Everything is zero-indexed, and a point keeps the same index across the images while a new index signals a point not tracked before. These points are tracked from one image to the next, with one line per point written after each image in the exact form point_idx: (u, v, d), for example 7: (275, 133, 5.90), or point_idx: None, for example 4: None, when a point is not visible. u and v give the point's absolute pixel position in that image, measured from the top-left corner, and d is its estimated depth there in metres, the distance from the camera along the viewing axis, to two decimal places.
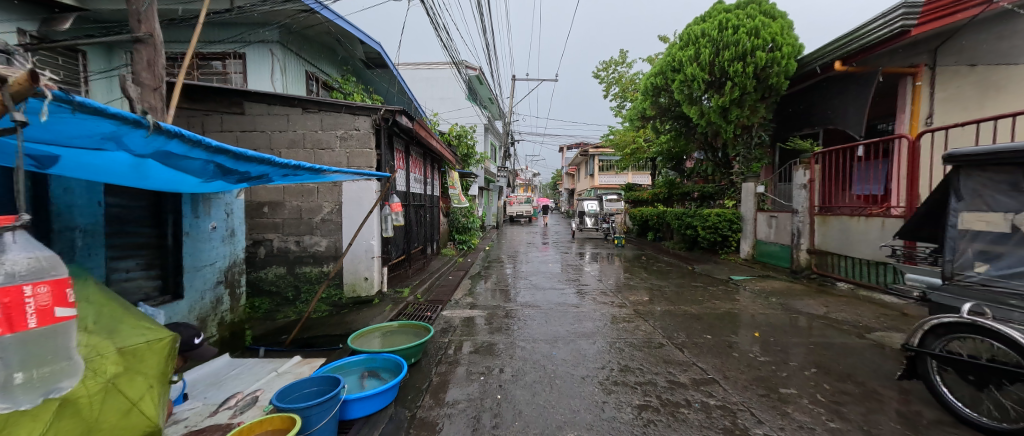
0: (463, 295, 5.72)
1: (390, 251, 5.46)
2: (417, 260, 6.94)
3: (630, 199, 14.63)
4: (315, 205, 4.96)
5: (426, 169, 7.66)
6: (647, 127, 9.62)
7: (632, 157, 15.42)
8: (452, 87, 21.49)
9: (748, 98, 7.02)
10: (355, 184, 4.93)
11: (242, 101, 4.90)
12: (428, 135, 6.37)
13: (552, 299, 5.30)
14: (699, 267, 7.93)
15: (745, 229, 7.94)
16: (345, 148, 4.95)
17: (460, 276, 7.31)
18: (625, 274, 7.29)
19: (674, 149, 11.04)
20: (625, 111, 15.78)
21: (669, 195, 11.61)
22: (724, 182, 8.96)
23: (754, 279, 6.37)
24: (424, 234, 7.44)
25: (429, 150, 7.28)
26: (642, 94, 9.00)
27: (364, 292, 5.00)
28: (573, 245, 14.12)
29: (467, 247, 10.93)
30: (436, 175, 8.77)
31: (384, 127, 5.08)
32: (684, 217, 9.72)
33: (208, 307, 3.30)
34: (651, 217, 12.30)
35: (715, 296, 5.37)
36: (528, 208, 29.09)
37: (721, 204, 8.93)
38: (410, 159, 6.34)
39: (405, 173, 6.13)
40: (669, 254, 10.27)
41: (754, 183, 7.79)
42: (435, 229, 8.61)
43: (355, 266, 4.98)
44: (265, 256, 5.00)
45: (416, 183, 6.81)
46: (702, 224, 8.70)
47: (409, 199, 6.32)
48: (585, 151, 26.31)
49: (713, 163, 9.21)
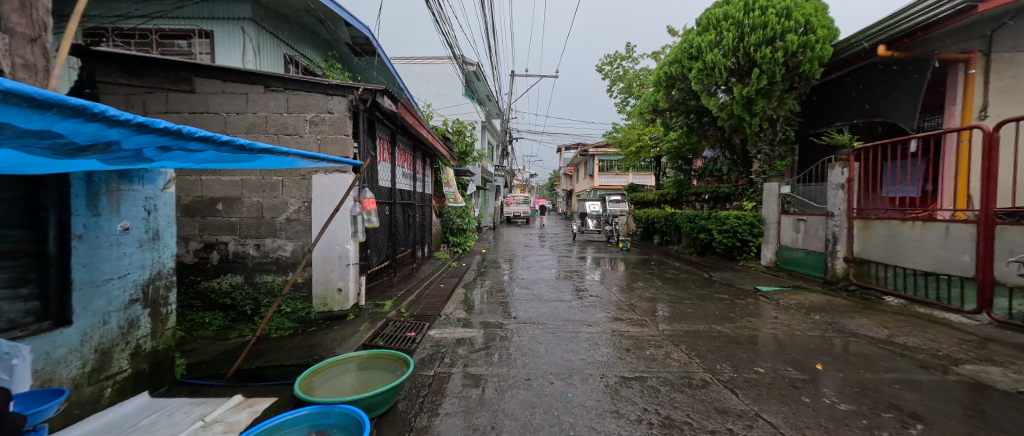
0: (455, 308, 4.94)
1: (371, 256, 4.67)
2: (404, 266, 6.14)
3: (634, 200, 13.93)
4: (279, 202, 4.17)
5: (417, 165, 6.87)
6: (658, 122, 8.90)
7: (637, 156, 14.71)
8: (448, 83, 20.75)
9: (775, 88, 6.31)
10: (328, 176, 4.14)
11: (191, 77, 4.11)
12: (419, 123, 5.58)
13: (559, 315, 4.53)
14: (716, 275, 7.19)
15: (768, 233, 7.22)
16: (315, 134, 4.16)
17: (453, 284, 6.52)
18: (636, 283, 6.55)
19: (685, 147, 10.32)
20: (630, 108, 15.08)
21: (678, 195, 10.90)
22: (742, 182, 8.24)
23: (784, 291, 5.62)
24: (414, 236, 6.65)
25: (420, 142, 6.49)
26: (654, 85, 8.27)
27: (337, 306, 4.20)
28: (574, 248, 13.39)
29: (462, 250, 10.14)
30: (427, 172, 7.98)
31: (364, 110, 4.29)
32: (697, 219, 8.97)
33: (114, 334, 2.51)
34: (658, 220, 11.56)
35: (746, 312, 4.64)
36: (525, 208, 28.36)
37: (739, 206, 8.22)
38: (396, 151, 5.54)
39: (390, 166, 5.33)
40: (680, 259, 9.57)
41: (778, 183, 7.09)
42: (425, 232, 7.80)
43: (326, 275, 4.18)
44: (217, 262, 4.20)
45: (404, 179, 6.01)
46: (719, 227, 7.95)
47: (395, 196, 5.53)
48: (584, 150, 25.62)
49: (729, 161, 8.50)
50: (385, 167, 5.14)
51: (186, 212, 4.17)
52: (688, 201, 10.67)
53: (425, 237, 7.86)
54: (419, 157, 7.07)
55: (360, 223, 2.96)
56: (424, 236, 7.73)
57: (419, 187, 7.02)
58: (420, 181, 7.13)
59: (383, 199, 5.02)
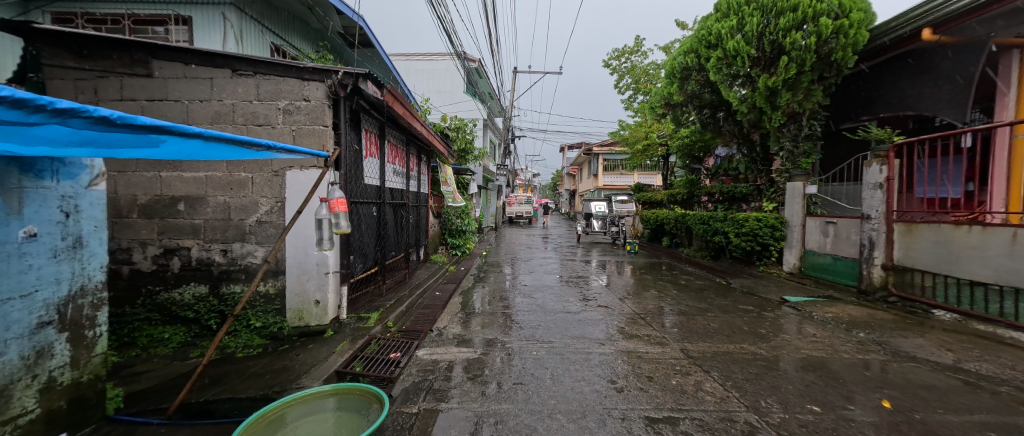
0: (450, 321, 4.42)
1: (356, 262, 4.15)
2: (395, 272, 5.62)
3: (641, 200, 13.38)
4: (248, 201, 3.66)
5: (411, 162, 6.35)
6: (670, 118, 8.36)
7: (644, 154, 14.16)
8: (449, 80, 20.26)
9: (804, 78, 5.76)
10: (304, 173, 3.63)
11: (149, 59, 3.61)
12: (412, 115, 5.06)
13: (567, 330, 4.00)
14: (734, 282, 6.62)
15: (791, 237, 6.66)
16: (290, 124, 3.66)
17: (450, 291, 6.00)
18: (650, 291, 6.00)
19: (697, 144, 9.75)
20: (636, 105, 14.53)
21: (689, 195, 10.35)
22: (761, 181, 7.67)
23: (817, 301, 5.07)
24: (408, 239, 6.14)
25: (415, 137, 5.97)
26: (666, 78, 7.73)
27: (314, 320, 3.68)
28: (578, 250, 12.84)
29: (461, 253, 9.61)
30: (423, 169, 7.47)
31: (346, 97, 3.78)
32: (711, 221, 8.39)
33: (13, 368, 1.98)
34: (667, 221, 10.98)
35: (780, 328, 4.09)
36: (528, 208, 27.84)
37: (757, 207, 7.67)
38: (386, 145, 5.01)
39: (379, 162, 4.82)
40: (692, 263, 9.02)
41: (803, 182, 6.53)
42: (421, 233, 7.29)
43: (302, 285, 3.66)
44: (178, 270, 3.70)
45: (396, 177, 5.50)
46: (736, 230, 7.37)
47: (385, 196, 5.02)
48: (588, 148, 25.07)
49: (747, 159, 7.94)
50: (373, 163, 4.63)
51: (143, 213, 3.66)
52: (700, 201, 10.10)
53: (422, 239, 7.36)
54: (413, 153, 6.56)
55: (328, 228, 2.45)
56: (420, 239, 7.23)
57: (413, 186, 6.51)
58: (414, 179, 6.62)
59: (371, 199, 4.51)
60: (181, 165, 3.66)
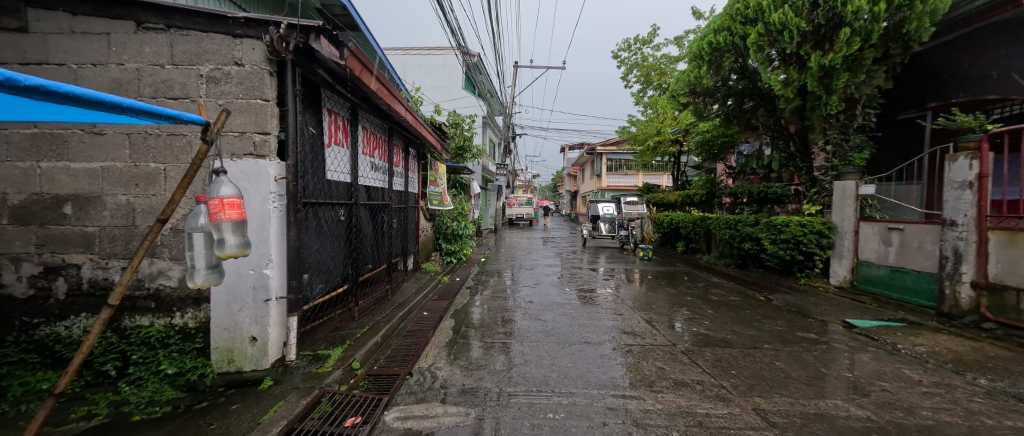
0: (437, 356, 3.44)
1: (313, 283, 3.17)
2: (374, 288, 4.64)
3: (652, 201, 12.45)
4: (160, 203, 2.70)
5: (395, 155, 5.36)
6: (693, 109, 7.43)
7: (655, 152, 13.23)
8: (447, 76, 19.32)
9: (868, 54, 4.86)
10: (236, 165, 2.67)
11: (22, 8, 2.63)
12: (394, 96, 4.06)
13: (591, 373, 3.04)
14: (776, 298, 5.62)
15: (842, 245, 5.69)
16: (216, 97, 2.68)
17: (441, 308, 5.02)
18: (680, 308, 5.03)
19: (720, 140, 8.79)
20: (646, 100, 13.59)
21: (709, 196, 9.41)
22: (800, 180, 6.70)
23: (895, 327, 4.09)
24: (391, 246, 5.15)
25: (399, 126, 4.97)
26: (692, 61, 6.78)
27: (248, 364, 2.70)
28: (584, 255, 11.89)
29: (456, 260, 8.65)
30: (411, 165, 6.48)
31: (295, 62, 2.78)
32: (738, 225, 7.41)
33: None
34: (682, 224, 10.02)
35: (867, 370, 3.13)
36: (528, 210, 26.92)
37: (794, 209, 6.72)
38: (359, 133, 4.02)
39: (350, 153, 3.81)
40: (715, 272, 8.05)
41: (856, 182, 5.57)
42: (410, 240, 6.33)
43: (232, 316, 2.69)
44: (65, 295, 2.72)
45: (374, 173, 4.52)
46: (773, 236, 6.38)
47: (359, 197, 4.04)
48: (591, 148, 24.17)
49: (782, 154, 6.97)
50: (341, 153, 3.63)
51: (16, 218, 2.68)
52: (722, 202, 9.13)
53: (410, 246, 6.39)
54: (398, 146, 5.56)
55: (207, 248, 1.90)
56: (409, 246, 6.27)
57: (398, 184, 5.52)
58: (399, 176, 5.63)
59: (338, 200, 3.53)
60: (69, 153, 2.67)
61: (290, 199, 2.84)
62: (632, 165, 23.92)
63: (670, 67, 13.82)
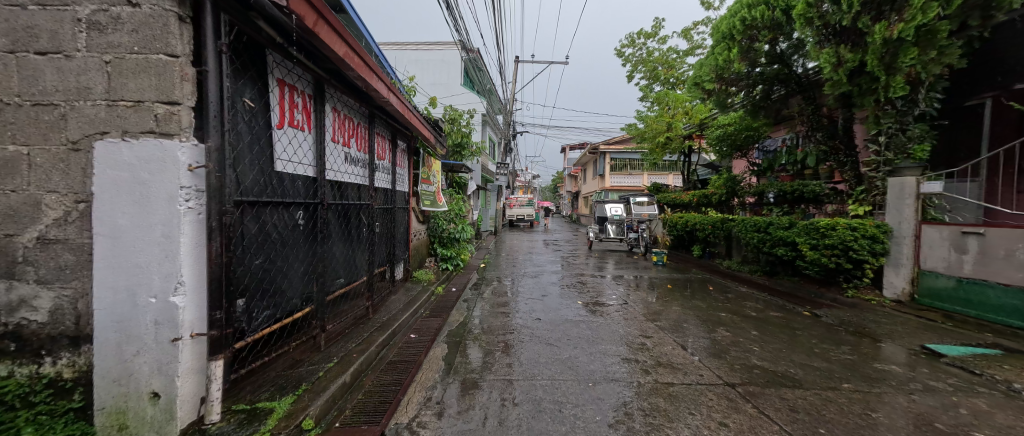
0: (422, 403, 2.62)
1: (255, 309, 2.34)
2: (350, 306, 3.83)
3: (663, 202, 11.68)
4: (23, 200, 1.89)
5: (379, 147, 4.51)
6: (719, 98, 6.66)
7: (665, 150, 12.47)
8: (445, 72, 18.54)
9: (940, 27, 4.14)
10: (130, 147, 1.87)
11: None
12: (373, 69, 3.21)
13: (630, 430, 2.26)
14: (824, 314, 4.81)
15: (901, 251, 4.87)
16: (101, 51, 1.89)
17: (432, 329, 4.21)
18: (718, 328, 4.22)
19: (743, 134, 7.98)
20: (655, 94, 12.83)
21: (729, 195, 8.64)
22: (843, 177, 5.90)
23: (996, 358, 3.28)
24: (374, 254, 4.32)
25: (383, 111, 4.12)
26: (720, 42, 6.03)
27: (149, 431, 1.91)
28: (591, 259, 11.08)
29: (453, 266, 7.84)
30: (400, 160, 5.64)
31: (219, 4, 1.97)
32: (768, 228, 6.59)
33: None
34: (698, 226, 9.19)
35: (998, 426, 2.34)
36: (528, 211, 26.12)
37: (836, 210, 5.93)
38: (329, 117, 3.20)
39: (315, 138, 2.97)
40: (740, 280, 7.24)
41: (918, 178, 4.77)
42: (398, 245, 5.51)
43: (124, 363, 1.89)
44: None
45: (352, 165, 3.68)
46: (813, 241, 5.57)
47: (327, 193, 3.20)
48: (594, 147, 23.41)
49: (820, 148, 6.17)
50: (302, 137, 2.79)
51: None
52: (746, 201, 8.30)
53: (399, 251, 5.59)
54: (384, 136, 4.72)
55: None
56: (397, 252, 5.46)
57: (382, 181, 4.68)
58: (385, 171, 4.79)
59: (295, 198, 2.71)
60: None
61: (215, 196, 2.03)
62: (637, 164, 23.14)
63: (679, 60, 13.04)
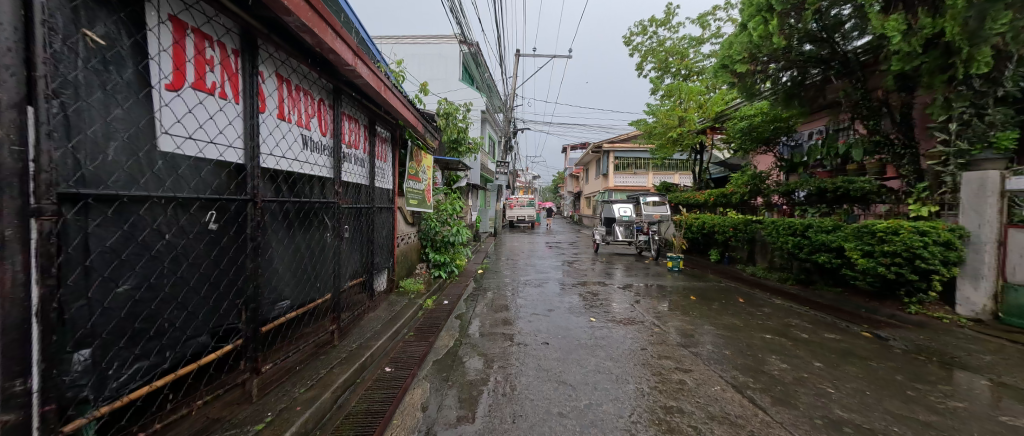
0: None
1: (116, 363, 1.51)
2: (307, 331, 3.01)
3: (675, 201, 10.89)
4: None
5: (352, 132, 3.68)
6: (750, 82, 5.82)
7: (675, 144, 11.78)
8: (444, 66, 17.65)
9: None
10: None
11: None
12: (324, 19, 2.38)
13: None
14: (892, 337, 3.98)
15: (982, 261, 4.05)
16: None
17: (414, 358, 3.39)
18: (768, 355, 3.40)
19: (770, 126, 7.15)
20: (665, 87, 12.07)
21: (751, 194, 7.86)
22: (898, 172, 5.08)
23: None
24: (344, 264, 3.50)
25: (352, 86, 3.29)
26: (754, 14, 5.17)
27: None
28: (597, 263, 10.27)
29: (447, 273, 7.05)
30: (382, 152, 4.81)
31: None
32: (806, 231, 5.76)
33: None
34: (717, 228, 8.36)
35: None
36: (529, 211, 25.34)
37: (888, 211, 5.14)
38: (268, 85, 2.38)
39: (243, 110, 2.14)
40: (772, 290, 6.43)
41: (1003, 172, 3.96)
42: (380, 251, 4.69)
43: None
44: None
45: (309, 152, 2.85)
46: (867, 247, 4.74)
47: (265, 186, 2.37)
48: (597, 146, 22.63)
49: (867, 139, 5.38)
50: (216, 107, 1.96)
51: None
52: (773, 201, 7.47)
53: (381, 257, 4.76)
54: (359, 121, 3.89)
55: None
56: (378, 258, 4.64)
57: (356, 175, 3.86)
58: (360, 162, 3.96)
59: (202, 193, 1.87)
60: None
61: (13, 186, 1.14)
62: (642, 163, 22.36)
63: (691, 50, 12.23)
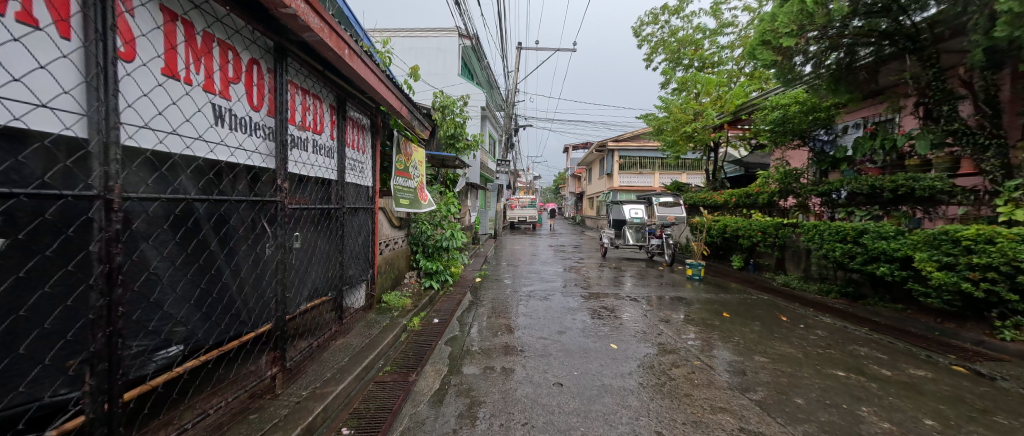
0: None
1: None
2: (229, 380, 2.18)
3: (689, 202, 10.08)
4: None
5: (308, 110, 2.83)
6: (789, 65, 5.01)
7: (689, 141, 10.96)
8: (442, 61, 16.80)
9: None
10: None
11: None
12: None
13: None
14: (998, 375, 3.15)
15: None
16: None
17: (390, 409, 2.57)
18: (855, 405, 2.57)
19: (807, 117, 6.29)
20: (678, 80, 11.31)
21: (780, 194, 7.05)
22: (979, 168, 4.28)
23: None
24: (296, 281, 2.67)
25: (303, 44, 2.43)
26: None
27: None
28: (606, 269, 9.45)
29: (440, 283, 6.22)
30: (357, 140, 3.95)
31: None
32: (860, 238, 4.92)
33: None
34: (741, 232, 7.50)
35: None
36: (531, 212, 24.55)
37: (966, 213, 4.32)
38: (145, 18, 1.53)
39: (82, 50, 1.30)
40: (812, 303, 5.60)
41: None
42: (354, 262, 3.85)
43: None
44: None
45: (231, 129, 2.01)
46: (947, 258, 3.91)
47: (134, 176, 1.53)
48: (602, 144, 21.81)
49: (936, 129, 4.57)
50: (9, 35, 1.12)
51: None
52: (809, 201, 6.62)
53: (356, 267, 3.93)
54: (322, 97, 3.03)
55: None
56: (351, 270, 3.81)
57: (318, 167, 3.01)
58: (324, 149, 3.11)
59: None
60: None
61: None
62: (648, 163, 21.51)
63: (707, 41, 11.46)
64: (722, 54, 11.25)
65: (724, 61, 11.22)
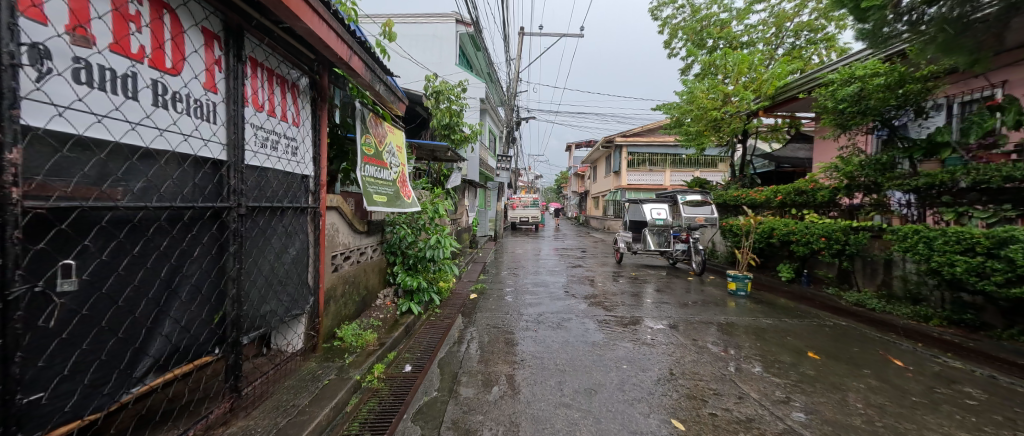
0: None
1: None
2: None
3: (718, 202, 8.76)
4: None
5: (134, 22, 1.45)
6: None
7: (716, 131, 9.63)
8: (437, 49, 15.42)
9: None
10: None
11: None
12: None
13: None
14: None
15: None
16: None
17: None
18: None
19: (893, 92, 4.86)
20: (703, 62, 9.93)
21: (845, 190, 5.71)
22: None
23: None
24: (80, 359, 1.29)
25: None
26: None
27: None
28: (624, 278, 8.11)
29: (425, 302, 4.91)
30: (286, 104, 2.55)
31: None
32: (1000, 249, 3.54)
33: None
34: (794, 237, 6.14)
35: None
36: (533, 212, 23.21)
37: None
38: None
39: None
40: (910, 331, 4.30)
41: None
42: (274, 289, 2.48)
43: None
44: None
45: None
46: None
47: None
48: (609, 140, 20.47)
49: None
50: None
51: None
52: (889, 198, 5.27)
53: (280, 296, 2.56)
54: (176, 7, 1.64)
55: None
56: (269, 304, 2.44)
57: (168, 134, 1.62)
58: (186, 105, 1.72)
59: None
60: None
61: None
62: (658, 160, 20.16)
63: (734, 18, 10.09)
64: (751, 34, 9.78)
65: (753, 42, 9.74)
